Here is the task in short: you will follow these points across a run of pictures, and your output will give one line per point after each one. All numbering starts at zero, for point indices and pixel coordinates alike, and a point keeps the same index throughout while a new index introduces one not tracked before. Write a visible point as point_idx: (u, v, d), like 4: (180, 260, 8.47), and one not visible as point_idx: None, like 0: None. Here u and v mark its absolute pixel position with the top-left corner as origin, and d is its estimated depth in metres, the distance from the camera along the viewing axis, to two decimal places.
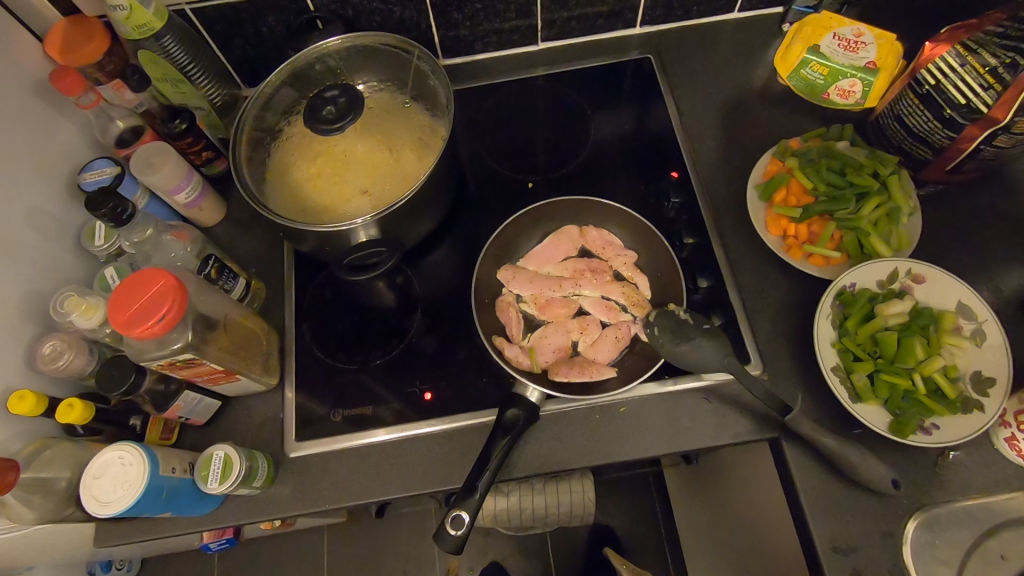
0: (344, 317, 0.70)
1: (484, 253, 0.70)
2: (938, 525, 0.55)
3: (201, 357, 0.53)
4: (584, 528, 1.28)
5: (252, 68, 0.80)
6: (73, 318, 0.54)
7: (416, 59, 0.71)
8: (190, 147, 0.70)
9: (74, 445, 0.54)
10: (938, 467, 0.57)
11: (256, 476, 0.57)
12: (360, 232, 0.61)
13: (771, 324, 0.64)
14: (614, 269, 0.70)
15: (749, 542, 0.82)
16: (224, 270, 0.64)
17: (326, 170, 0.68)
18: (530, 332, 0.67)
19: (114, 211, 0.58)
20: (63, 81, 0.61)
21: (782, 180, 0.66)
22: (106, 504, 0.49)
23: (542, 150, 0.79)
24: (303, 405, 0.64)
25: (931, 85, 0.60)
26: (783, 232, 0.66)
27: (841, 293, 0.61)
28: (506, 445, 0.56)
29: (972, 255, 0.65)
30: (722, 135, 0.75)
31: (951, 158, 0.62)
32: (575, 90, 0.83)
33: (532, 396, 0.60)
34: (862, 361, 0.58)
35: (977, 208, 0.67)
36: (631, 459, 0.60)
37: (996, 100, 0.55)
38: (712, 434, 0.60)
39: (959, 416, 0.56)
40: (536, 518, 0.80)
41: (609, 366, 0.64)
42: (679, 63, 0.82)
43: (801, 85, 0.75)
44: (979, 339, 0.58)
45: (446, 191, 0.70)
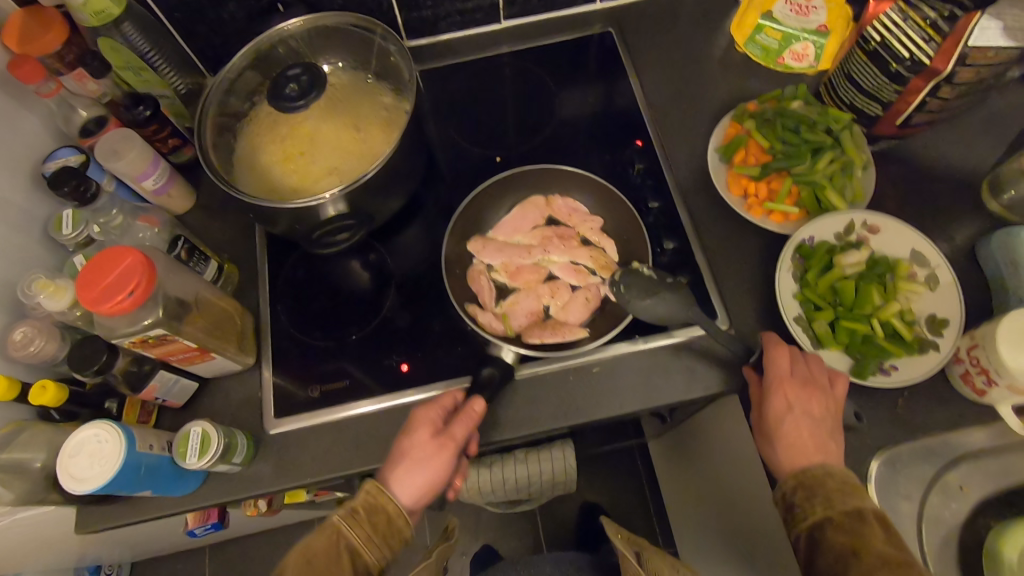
0: (318, 296, 0.70)
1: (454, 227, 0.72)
2: (900, 461, 0.57)
3: (175, 333, 0.54)
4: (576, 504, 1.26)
5: (216, 56, 0.81)
6: (41, 299, 0.54)
7: (377, 37, 0.72)
8: (156, 134, 0.71)
9: (51, 429, 0.54)
10: (900, 407, 0.59)
11: (236, 453, 0.58)
12: (329, 207, 0.62)
13: (737, 281, 0.66)
14: (581, 235, 0.71)
15: (730, 501, 0.84)
16: (194, 251, 0.64)
17: (294, 150, 0.68)
18: (503, 299, 0.70)
19: (77, 189, 0.61)
20: (19, 70, 0.61)
21: (741, 142, 0.69)
22: (82, 480, 0.50)
23: (510, 126, 0.80)
24: (281, 384, 0.65)
25: (877, 42, 0.61)
26: (744, 191, 0.68)
27: (800, 246, 0.63)
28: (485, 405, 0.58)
29: (926, 206, 0.68)
30: (683, 102, 0.77)
31: (899, 111, 0.65)
32: (540, 66, 0.85)
33: (507, 355, 0.64)
34: (823, 310, 0.61)
35: (928, 161, 0.70)
36: (607, 417, 0.62)
37: (936, 52, 0.57)
38: (683, 388, 0.62)
39: (915, 356, 0.59)
40: (519, 488, 0.80)
41: (581, 326, 0.66)
42: (640, 35, 0.84)
43: (757, 52, 0.78)
44: (933, 283, 0.61)
45: (414, 166, 0.70)
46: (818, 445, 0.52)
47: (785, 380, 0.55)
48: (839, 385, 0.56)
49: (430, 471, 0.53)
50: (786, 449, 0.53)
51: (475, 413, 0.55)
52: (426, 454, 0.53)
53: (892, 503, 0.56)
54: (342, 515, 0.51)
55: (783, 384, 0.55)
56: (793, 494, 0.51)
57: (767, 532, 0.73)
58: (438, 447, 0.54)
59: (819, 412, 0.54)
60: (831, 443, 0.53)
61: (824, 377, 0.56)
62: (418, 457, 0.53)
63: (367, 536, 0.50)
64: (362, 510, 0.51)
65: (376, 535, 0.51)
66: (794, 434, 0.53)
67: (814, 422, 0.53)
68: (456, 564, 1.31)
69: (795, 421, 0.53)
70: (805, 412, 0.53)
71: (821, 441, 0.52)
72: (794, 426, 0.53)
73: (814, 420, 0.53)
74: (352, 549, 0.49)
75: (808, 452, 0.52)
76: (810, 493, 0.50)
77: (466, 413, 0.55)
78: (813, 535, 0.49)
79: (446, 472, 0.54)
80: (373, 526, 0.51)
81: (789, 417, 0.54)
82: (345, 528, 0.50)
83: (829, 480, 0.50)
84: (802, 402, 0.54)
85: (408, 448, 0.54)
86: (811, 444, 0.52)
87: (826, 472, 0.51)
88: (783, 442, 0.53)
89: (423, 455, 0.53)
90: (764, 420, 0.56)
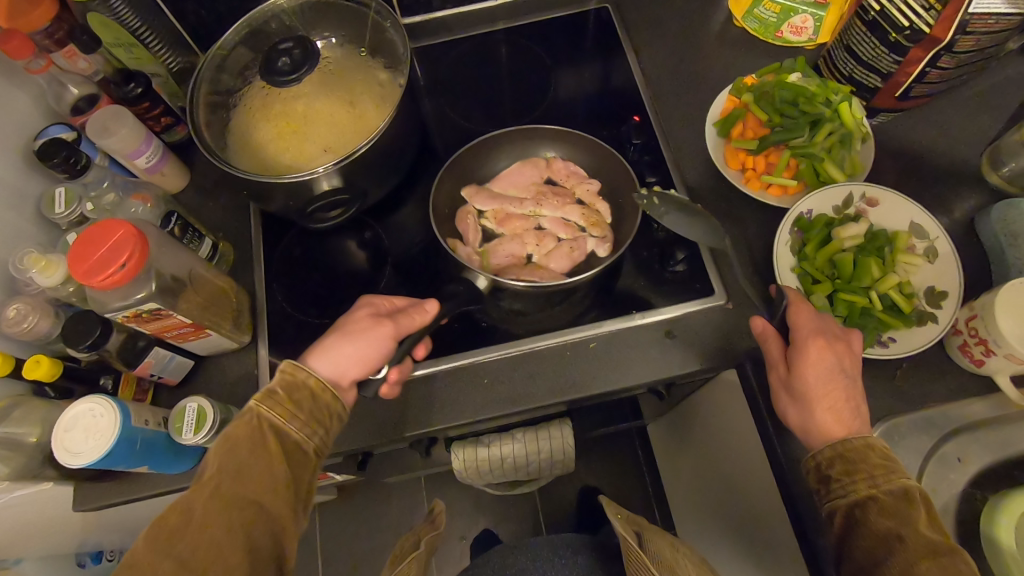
0: (314, 275, 0.70)
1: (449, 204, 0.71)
2: (899, 433, 0.57)
3: (168, 309, 0.53)
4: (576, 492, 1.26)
5: (207, 34, 0.80)
6: (32, 275, 0.53)
7: (372, 12, 0.71)
8: (149, 111, 0.70)
9: (46, 405, 0.54)
10: (898, 380, 0.59)
11: (232, 428, 0.58)
12: (323, 181, 0.61)
13: (735, 256, 0.65)
14: (576, 196, 0.72)
15: (730, 481, 0.84)
16: (188, 228, 0.63)
17: (288, 126, 0.68)
18: (487, 241, 0.70)
19: (67, 161, 0.60)
20: (9, 45, 0.59)
21: (739, 115, 0.68)
22: (77, 454, 0.49)
23: (506, 103, 0.80)
24: (277, 362, 0.64)
25: (876, 10, 0.60)
26: (741, 165, 0.67)
27: (798, 219, 0.62)
28: None
29: (925, 179, 0.67)
30: (680, 77, 0.76)
31: (899, 83, 0.64)
32: (536, 44, 0.84)
33: (480, 281, 0.63)
34: (820, 283, 0.60)
35: (928, 134, 0.69)
36: (608, 392, 0.61)
37: (935, 20, 0.56)
38: (681, 362, 0.62)
39: (914, 329, 0.58)
40: (517, 467, 0.80)
41: (561, 273, 0.67)
42: (637, 11, 0.83)
43: (756, 26, 0.76)
44: (932, 255, 0.61)
45: (409, 143, 0.70)
46: (852, 412, 0.51)
47: (819, 343, 0.53)
48: (852, 338, 0.55)
49: (363, 343, 0.54)
50: (823, 416, 0.51)
51: (424, 313, 0.58)
52: (363, 329, 0.55)
53: None
54: (263, 394, 0.48)
55: (821, 342, 0.53)
56: (834, 466, 0.50)
57: (766, 509, 0.73)
58: (375, 325, 0.55)
59: (850, 374, 0.52)
60: (861, 408, 0.52)
61: (847, 336, 0.54)
62: (355, 329, 0.55)
63: (287, 413, 0.48)
64: (281, 390, 0.49)
65: (298, 413, 0.48)
66: (832, 400, 0.51)
67: (847, 385, 0.52)
68: (456, 548, 1.31)
69: (832, 386, 0.52)
70: (839, 376, 0.52)
71: (854, 407, 0.51)
72: (831, 391, 0.51)
73: (849, 386, 0.52)
74: (274, 428, 0.47)
75: (844, 419, 0.51)
76: (853, 467, 0.49)
77: (416, 312, 0.58)
78: (855, 512, 0.48)
79: (381, 353, 0.55)
80: (299, 403, 0.49)
81: (830, 377, 0.52)
82: (262, 411, 0.47)
83: (872, 452, 0.49)
84: (836, 363, 0.52)
85: (347, 323, 0.56)
86: (847, 412, 0.51)
87: (867, 442, 0.50)
88: (821, 408, 0.51)
89: (360, 328, 0.55)
90: (792, 381, 0.54)
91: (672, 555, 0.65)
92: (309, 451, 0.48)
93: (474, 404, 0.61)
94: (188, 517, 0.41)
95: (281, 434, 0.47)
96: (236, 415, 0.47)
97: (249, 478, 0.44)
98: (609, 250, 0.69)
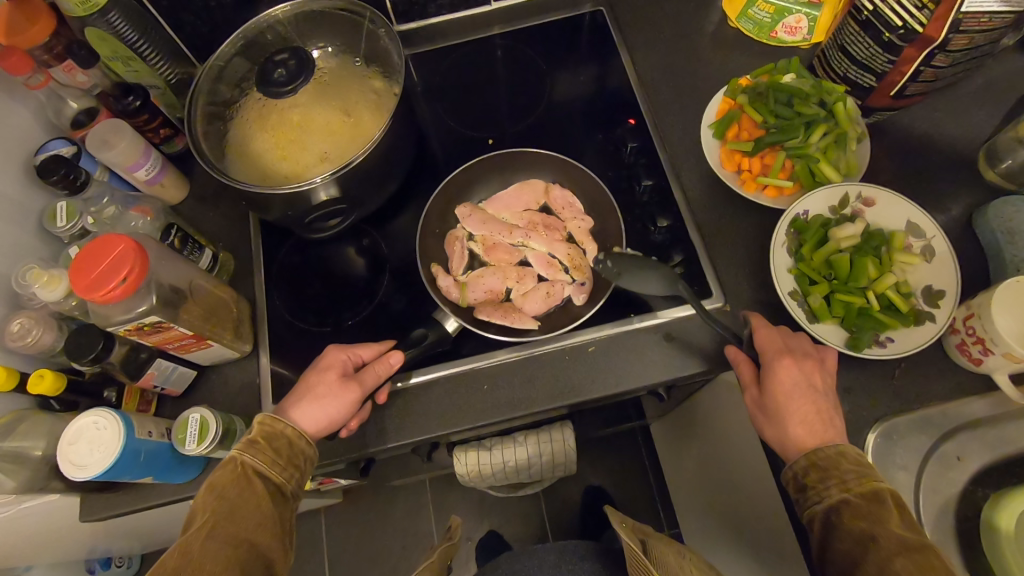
0: (314, 283, 0.70)
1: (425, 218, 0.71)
2: (896, 432, 0.57)
3: (169, 321, 0.54)
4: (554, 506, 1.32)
5: (204, 44, 0.80)
6: (35, 289, 0.54)
7: (367, 22, 0.72)
8: (147, 124, 0.71)
9: (51, 418, 0.55)
10: (896, 380, 0.59)
11: (233, 438, 0.58)
12: (320, 192, 0.61)
13: (732, 258, 0.65)
14: (569, 231, 0.70)
15: (731, 481, 0.84)
16: (187, 240, 0.64)
17: (284, 136, 0.68)
18: (472, 268, 0.70)
19: (67, 177, 0.60)
20: (8, 62, 0.60)
21: (734, 117, 0.68)
22: (82, 467, 0.50)
23: (502, 108, 0.80)
24: (279, 370, 0.65)
25: (868, 11, 0.60)
26: (737, 167, 0.68)
27: (794, 220, 0.62)
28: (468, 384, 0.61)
29: (921, 177, 0.67)
30: (675, 79, 0.76)
31: (894, 83, 0.64)
32: (531, 48, 0.84)
33: (450, 325, 0.65)
34: (817, 284, 0.61)
35: (925, 132, 0.69)
36: (606, 395, 0.62)
37: (928, 19, 0.56)
38: (679, 365, 0.62)
39: (911, 329, 0.58)
40: (520, 470, 0.81)
41: (532, 318, 0.65)
42: (631, 13, 0.83)
43: (752, 26, 0.76)
44: (928, 254, 0.60)
45: (406, 151, 0.70)
46: (822, 422, 0.53)
47: (786, 362, 0.55)
48: (824, 360, 0.56)
49: (333, 405, 0.55)
50: (794, 429, 0.53)
51: (388, 362, 0.59)
52: (332, 392, 0.56)
53: (890, 475, 0.56)
54: (246, 443, 0.51)
55: (785, 361, 0.55)
56: (808, 475, 0.51)
57: (768, 509, 0.73)
58: (341, 385, 0.56)
59: (820, 388, 0.54)
60: (834, 420, 0.53)
61: (817, 354, 0.56)
62: (322, 391, 0.56)
63: (270, 459, 0.51)
64: (261, 438, 0.52)
65: (279, 457, 0.52)
66: (803, 413, 0.53)
67: (817, 399, 0.53)
68: (461, 550, 1.32)
69: (802, 401, 0.53)
70: (808, 390, 0.54)
71: (825, 419, 0.53)
72: (802, 404, 0.53)
73: (821, 400, 0.53)
74: (257, 471, 0.50)
75: (816, 429, 0.52)
76: (825, 473, 0.50)
77: (380, 364, 0.59)
78: (830, 517, 0.49)
79: (349, 411, 0.57)
80: (278, 451, 0.52)
81: (797, 393, 0.53)
82: (246, 457, 0.50)
83: (843, 459, 0.50)
84: (804, 379, 0.54)
85: (312, 383, 0.57)
86: (818, 421, 0.53)
87: (839, 449, 0.51)
88: (792, 423, 0.53)
89: (327, 390, 0.56)
90: (764, 398, 0.55)
91: (676, 562, 0.65)
92: (290, 490, 0.52)
93: (474, 410, 0.62)
94: (190, 555, 0.44)
95: (264, 476, 0.50)
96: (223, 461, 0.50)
97: (240, 518, 0.47)
98: (586, 299, 0.66)
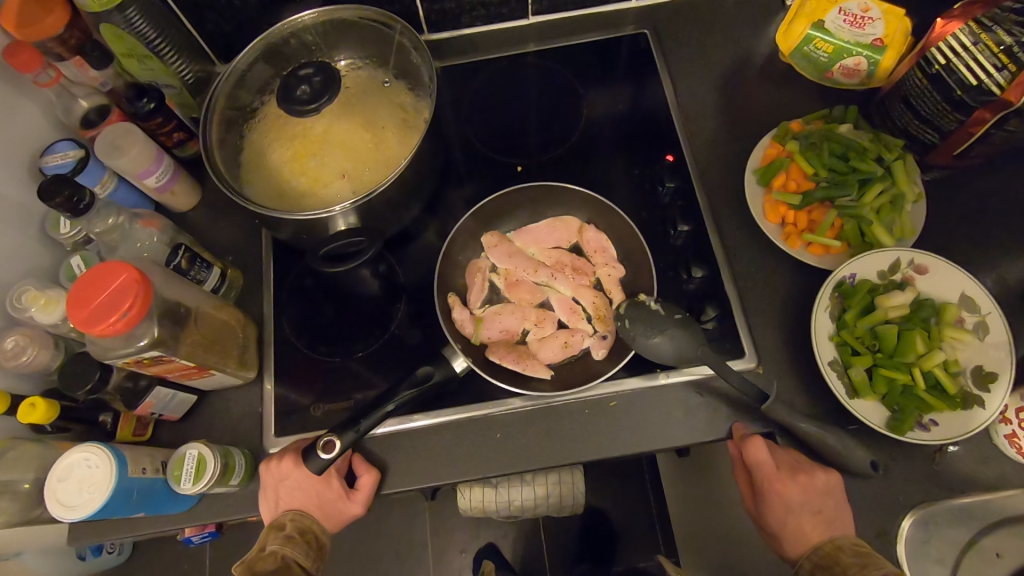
0: (324, 307, 0.67)
1: (447, 244, 0.66)
2: (933, 521, 0.54)
3: (171, 354, 0.51)
4: (545, 531, 1.31)
5: (226, 43, 0.77)
6: (31, 313, 0.50)
7: (398, 35, 0.67)
8: (160, 128, 0.67)
9: (41, 445, 0.51)
10: (935, 464, 0.55)
11: (232, 473, 0.56)
12: (338, 221, 0.58)
13: (767, 316, 0.62)
14: (597, 276, 0.66)
15: (739, 534, 0.81)
16: (195, 260, 0.60)
17: (304, 153, 0.64)
18: (491, 302, 0.66)
19: (70, 200, 0.55)
20: (17, 59, 0.56)
21: (783, 164, 0.64)
22: (73, 508, 0.47)
23: (533, 130, 0.76)
24: (283, 399, 0.62)
25: (940, 64, 0.56)
26: (781, 219, 0.63)
27: (839, 284, 0.58)
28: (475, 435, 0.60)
29: (978, 243, 0.63)
30: (718, 116, 0.72)
31: (959, 142, 0.59)
32: (567, 66, 0.79)
33: (457, 364, 0.59)
34: (860, 355, 0.57)
35: (984, 193, 0.64)
36: (628, 455, 0.58)
37: (1009, 82, 0.52)
38: (705, 428, 0.59)
39: (959, 412, 0.54)
40: (526, 510, 0.78)
41: (547, 366, 0.61)
42: (675, 39, 0.78)
43: (803, 64, 0.72)
44: (982, 332, 0.56)
45: (431, 175, 0.66)
46: (820, 523, 0.52)
47: (773, 474, 0.54)
48: (817, 474, 0.54)
49: (342, 514, 0.57)
50: (792, 533, 0.53)
51: (372, 485, 0.56)
52: (336, 503, 0.56)
53: (921, 567, 0.53)
54: (278, 547, 0.52)
55: (771, 482, 0.54)
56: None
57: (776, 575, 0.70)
58: (344, 498, 0.56)
59: (815, 491, 0.53)
60: (837, 516, 0.52)
61: (806, 465, 0.55)
62: (330, 507, 0.56)
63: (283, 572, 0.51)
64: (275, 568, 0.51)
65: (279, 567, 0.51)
66: (800, 526, 0.52)
67: (813, 503, 0.52)
68: (454, 562, 1.30)
69: (794, 511, 0.53)
70: (804, 506, 0.52)
71: (822, 523, 0.52)
72: (797, 518, 0.52)
73: (817, 500, 0.52)
74: (298, 562, 0.52)
75: (814, 530, 0.52)
76: (828, 571, 0.49)
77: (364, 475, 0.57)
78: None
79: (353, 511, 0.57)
80: (310, 547, 0.54)
81: (794, 506, 0.53)
82: None
83: (843, 554, 0.50)
84: (798, 495, 0.53)
85: (310, 495, 0.55)
86: (815, 524, 0.52)
87: (838, 546, 0.50)
88: (790, 533, 0.53)
89: (331, 505, 0.56)
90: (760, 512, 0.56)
91: None
92: None
93: (486, 460, 0.59)
94: None
95: (301, 564, 0.52)
96: (255, 555, 0.52)
97: None
98: (605, 355, 0.61)
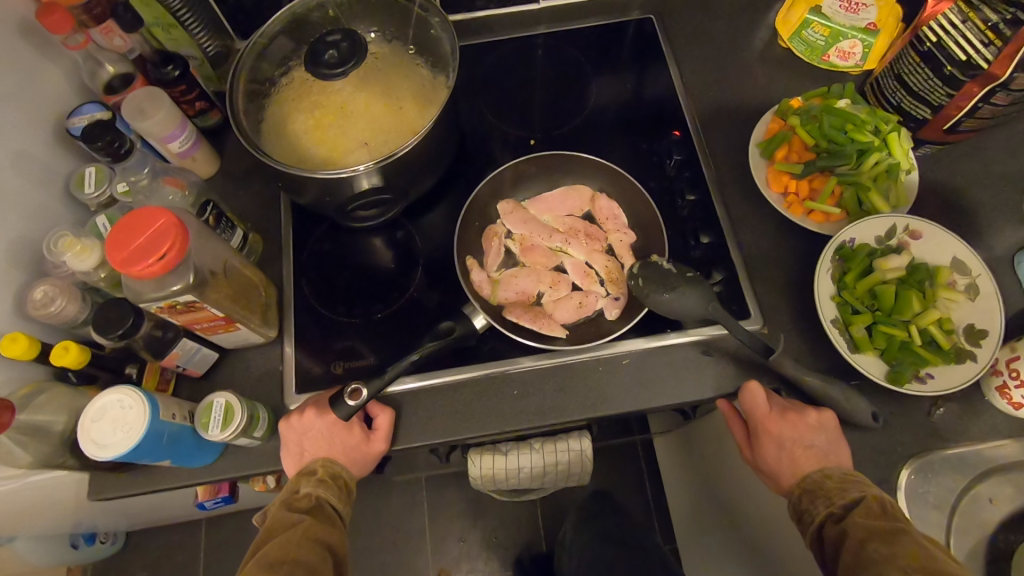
0: (343, 272, 0.68)
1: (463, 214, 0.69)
2: (930, 470, 0.57)
3: (202, 301, 0.52)
4: (543, 518, 1.32)
5: (245, 18, 0.79)
6: (66, 258, 0.52)
7: (418, 7, 0.69)
8: (183, 95, 0.69)
9: (71, 391, 0.53)
10: (932, 416, 0.58)
11: (257, 425, 0.57)
12: (362, 179, 0.59)
13: (771, 281, 0.65)
14: (609, 242, 0.69)
15: (738, 505, 0.83)
16: (222, 218, 0.62)
17: (327, 120, 0.66)
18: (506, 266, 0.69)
19: (111, 145, 0.58)
20: (50, 19, 0.57)
21: (784, 138, 0.67)
22: (104, 446, 0.48)
23: (544, 108, 0.78)
24: (304, 358, 0.63)
25: (932, 41, 0.60)
26: (784, 189, 0.67)
27: (840, 247, 0.62)
28: (493, 392, 0.61)
29: (968, 214, 0.66)
30: (721, 95, 0.76)
31: (949, 117, 0.63)
32: (576, 48, 0.83)
33: (479, 321, 0.61)
34: (860, 314, 0.60)
35: (971, 168, 0.68)
36: (638, 409, 0.61)
37: (995, 56, 0.56)
38: (715, 384, 0.61)
39: (953, 366, 0.57)
40: (536, 478, 0.79)
41: (564, 325, 0.64)
42: (680, 24, 0.82)
43: (802, 48, 0.77)
44: (973, 292, 0.59)
45: (448, 146, 0.68)
46: (812, 456, 0.54)
47: (766, 415, 0.57)
48: (809, 413, 0.56)
49: (365, 462, 0.58)
50: (785, 467, 0.56)
51: (389, 422, 0.58)
52: (359, 452, 0.58)
53: (919, 512, 0.56)
54: (311, 489, 0.54)
55: (765, 423, 0.57)
56: (801, 502, 0.53)
57: (775, 536, 0.72)
58: (364, 440, 0.58)
59: (806, 429, 0.55)
60: (828, 450, 0.54)
61: (797, 407, 0.57)
62: (354, 455, 0.58)
63: (321, 513, 0.53)
64: (313, 507, 0.53)
65: (315, 510, 0.53)
66: (792, 459, 0.55)
67: (804, 439, 0.55)
68: (452, 550, 1.30)
69: (787, 446, 0.55)
70: (796, 442, 0.55)
71: (814, 455, 0.54)
72: (791, 453, 0.55)
73: (809, 436, 0.55)
74: (330, 504, 0.55)
75: (806, 462, 0.54)
76: (812, 496, 0.52)
77: (382, 423, 0.58)
78: (820, 531, 0.50)
79: (376, 458, 0.59)
80: (341, 490, 0.56)
81: (787, 441, 0.55)
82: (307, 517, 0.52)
83: (827, 480, 0.52)
84: (791, 431, 0.56)
85: (335, 444, 0.57)
86: (806, 457, 0.54)
87: (825, 475, 0.53)
88: (783, 467, 0.56)
89: (355, 454, 0.58)
90: (756, 453, 0.58)
91: None
92: (331, 540, 0.51)
93: (502, 414, 0.60)
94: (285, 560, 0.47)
95: (335, 505, 0.55)
96: (290, 496, 0.54)
97: (303, 548, 0.48)
98: (619, 315, 0.65)
